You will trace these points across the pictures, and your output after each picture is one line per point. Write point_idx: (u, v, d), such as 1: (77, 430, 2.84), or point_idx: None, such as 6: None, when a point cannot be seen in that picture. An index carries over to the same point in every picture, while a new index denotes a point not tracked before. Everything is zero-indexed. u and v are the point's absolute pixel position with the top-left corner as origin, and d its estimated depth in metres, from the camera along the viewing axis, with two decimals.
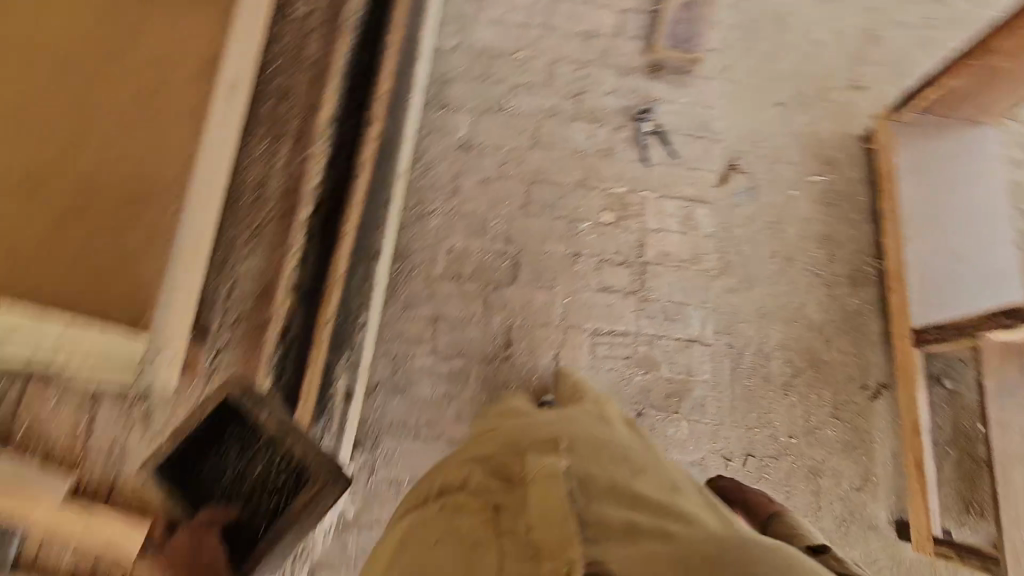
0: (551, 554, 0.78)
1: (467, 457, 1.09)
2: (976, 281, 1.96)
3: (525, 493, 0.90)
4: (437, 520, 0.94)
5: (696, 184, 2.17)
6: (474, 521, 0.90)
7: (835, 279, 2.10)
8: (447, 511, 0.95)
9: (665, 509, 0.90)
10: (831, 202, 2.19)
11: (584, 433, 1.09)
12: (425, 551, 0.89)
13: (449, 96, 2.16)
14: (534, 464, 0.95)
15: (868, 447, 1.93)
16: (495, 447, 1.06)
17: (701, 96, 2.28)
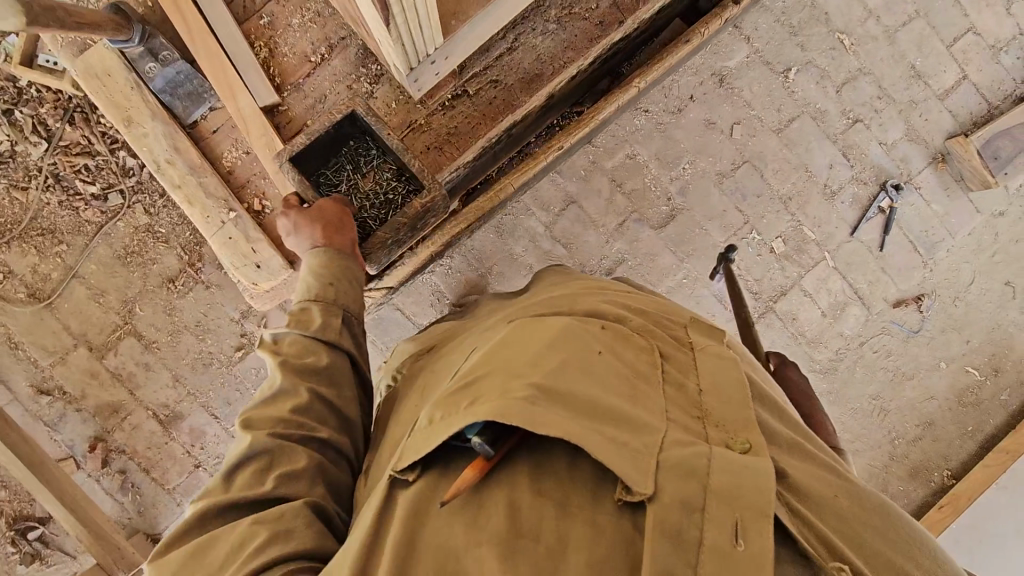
0: (737, 452, 0.62)
1: (612, 297, 0.86)
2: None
3: (707, 380, 0.72)
4: (591, 334, 0.73)
5: (872, 286, 2.02)
6: (638, 371, 0.72)
7: (898, 455, 2.05)
8: (611, 339, 0.74)
9: (838, 470, 0.71)
10: (960, 397, 2.06)
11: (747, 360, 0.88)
12: (581, 357, 0.70)
13: (749, 20, 1.91)
14: (715, 353, 0.76)
15: None
16: (660, 315, 0.84)
17: (951, 217, 2.04)
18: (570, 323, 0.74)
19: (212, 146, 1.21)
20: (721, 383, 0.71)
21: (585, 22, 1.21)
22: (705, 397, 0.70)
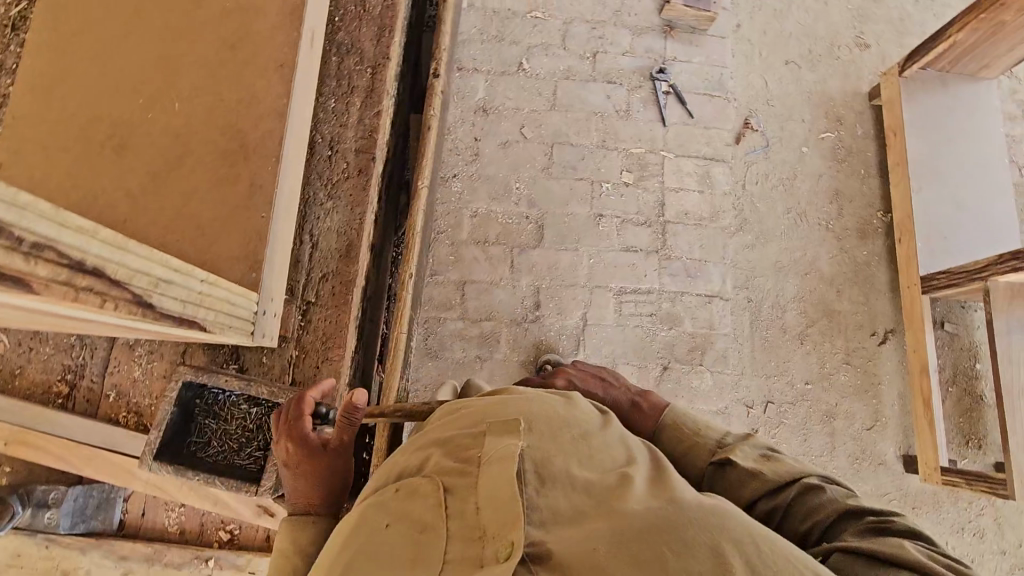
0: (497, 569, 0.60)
1: (417, 438, 0.84)
2: (990, 217, 2.09)
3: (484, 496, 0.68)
4: (381, 512, 0.72)
5: (712, 144, 2.22)
6: (425, 522, 0.69)
7: (844, 233, 2.21)
8: (401, 502, 0.72)
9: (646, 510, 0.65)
10: (839, 159, 2.28)
11: (570, 412, 0.81)
12: (364, 549, 0.68)
13: (465, 58, 2.14)
14: (496, 456, 0.72)
15: (879, 390, 2.06)
16: (458, 429, 0.79)
17: (714, 57, 2.30)
18: (366, 506, 0.74)
19: (154, 523, 1.18)
20: (498, 494, 0.68)
21: (353, 158, 1.06)
22: (483, 514, 0.67)
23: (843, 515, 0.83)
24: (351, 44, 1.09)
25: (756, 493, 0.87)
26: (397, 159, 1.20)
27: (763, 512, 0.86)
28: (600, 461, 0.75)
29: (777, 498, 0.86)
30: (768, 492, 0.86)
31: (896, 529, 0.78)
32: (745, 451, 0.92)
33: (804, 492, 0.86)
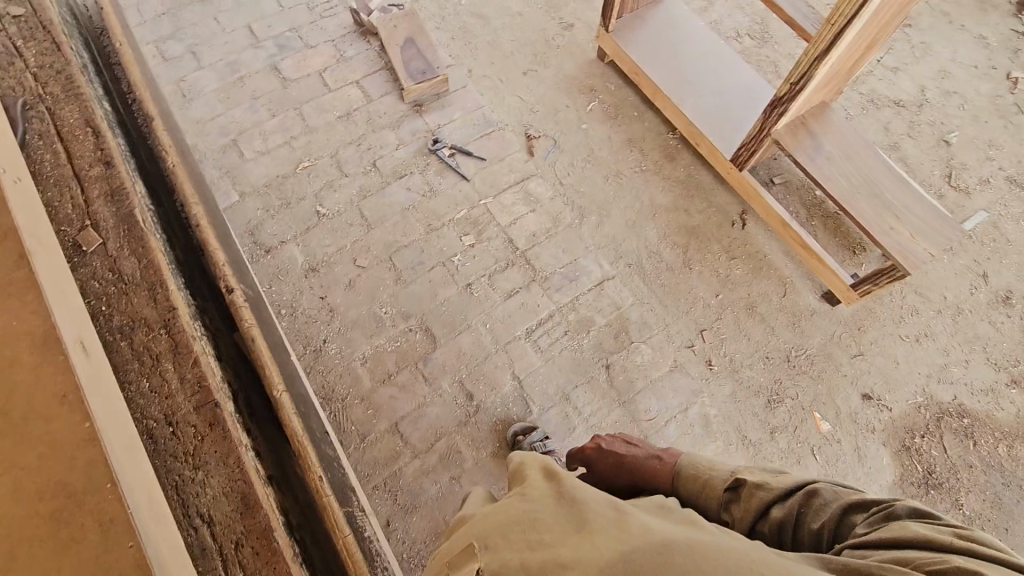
0: None
1: None
2: (745, 90, 2.40)
3: None
4: None
5: (514, 168, 2.37)
6: None
7: (658, 165, 2.43)
8: None
9: (606, 554, 0.75)
10: (613, 115, 2.54)
11: (529, 503, 0.92)
12: None
13: (268, 238, 2.14)
14: None
15: (768, 261, 2.26)
16: None
17: (467, 104, 2.49)
18: None
19: None
20: None
21: (196, 416, 0.98)
22: None
23: (850, 509, 0.97)
24: (132, 317, 1.04)
25: (767, 500, 1.04)
26: (241, 381, 1.16)
27: (779, 519, 1.02)
28: (559, 526, 0.85)
29: (790, 506, 1.03)
30: (780, 500, 1.03)
31: (896, 510, 0.91)
32: (758, 473, 1.13)
33: (811, 496, 1.02)
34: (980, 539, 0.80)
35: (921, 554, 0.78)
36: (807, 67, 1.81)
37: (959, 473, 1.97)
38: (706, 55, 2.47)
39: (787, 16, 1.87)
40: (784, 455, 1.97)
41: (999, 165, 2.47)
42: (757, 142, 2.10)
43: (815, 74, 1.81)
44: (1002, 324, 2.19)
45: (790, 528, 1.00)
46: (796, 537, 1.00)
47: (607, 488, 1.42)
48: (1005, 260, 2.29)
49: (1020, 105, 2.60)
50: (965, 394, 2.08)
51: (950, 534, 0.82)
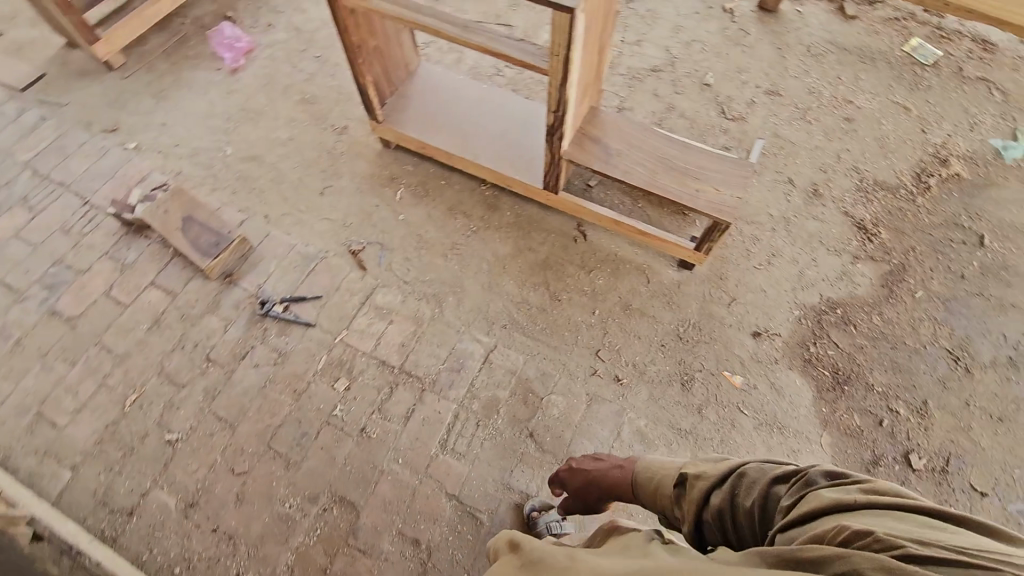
0: None
1: None
2: (523, 120, 2.47)
3: None
4: None
5: (354, 290, 2.25)
6: None
7: (486, 219, 2.41)
8: None
9: None
10: (424, 192, 2.48)
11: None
12: None
13: (125, 499, 1.86)
14: None
15: (621, 258, 2.32)
16: None
17: (278, 250, 2.33)
18: None
19: None
20: None
21: None
22: None
23: (774, 482, 0.98)
24: None
25: (706, 490, 1.06)
26: None
27: (717, 507, 1.03)
28: None
29: (723, 490, 1.04)
30: (714, 487, 1.05)
31: (812, 476, 0.93)
32: (699, 461, 1.14)
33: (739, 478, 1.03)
34: (886, 493, 0.84)
35: (837, 521, 0.81)
36: (558, 97, 1.79)
37: (857, 359, 2.14)
38: (478, 104, 2.51)
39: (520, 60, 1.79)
40: (720, 425, 2.03)
41: (755, 84, 2.75)
42: (556, 168, 2.11)
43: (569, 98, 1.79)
44: (823, 215, 2.42)
45: (728, 514, 1.01)
46: (735, 522, 1.01)
47: (590, 499, 1.51)
48: (799, 160, 2.54)
49: (745, 28, 2.93)
50: (827, 288, 2.27)
51: (860, 492, 0.86)
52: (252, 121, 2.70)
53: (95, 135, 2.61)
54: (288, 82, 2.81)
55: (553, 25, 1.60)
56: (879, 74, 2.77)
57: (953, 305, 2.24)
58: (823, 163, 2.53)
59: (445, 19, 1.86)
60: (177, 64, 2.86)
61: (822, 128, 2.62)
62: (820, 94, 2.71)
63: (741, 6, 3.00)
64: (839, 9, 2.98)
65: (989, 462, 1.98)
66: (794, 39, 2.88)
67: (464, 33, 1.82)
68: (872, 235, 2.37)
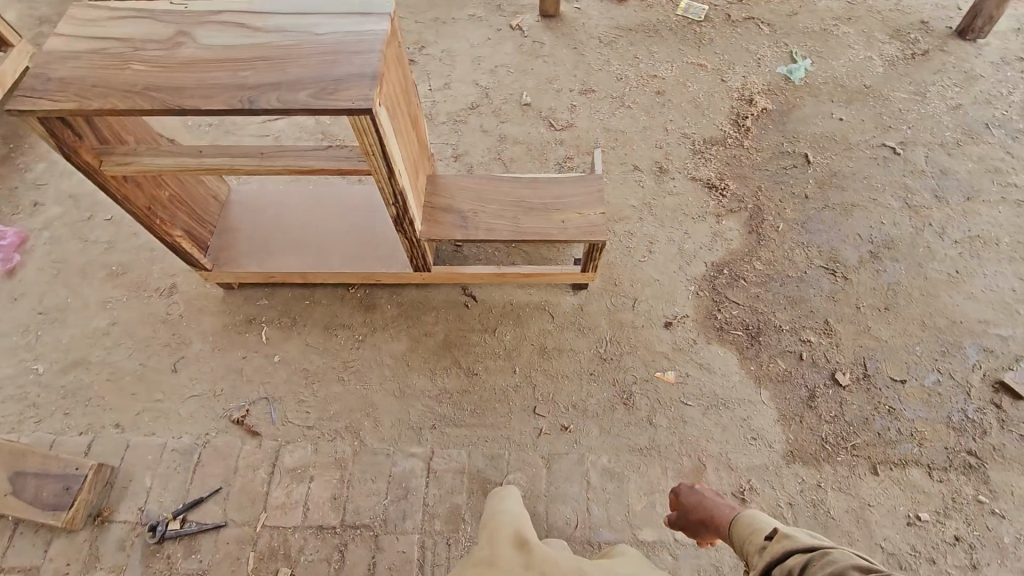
0: None
1: None
2: (364, 206, 2.29)
3: None
4: None
5: (255, 462, 1.96)
6: None
7: (369, 322, 2.22)
8: None
9: None
10: (291, 321, 2.23)
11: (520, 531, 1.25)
12: None
13: None
14: None
15: (518, 305, 2.24)
16: None
17: (149, 457, 1.97)
18: None
19: None
20: None
21: None
22: None
23: (851, 567, 1.06)
24: None
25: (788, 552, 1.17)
26: None
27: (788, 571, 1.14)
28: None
29: (802, 559, 1.14)
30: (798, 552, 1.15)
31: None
32: (795, 528, 1.23)
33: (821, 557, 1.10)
34: None
35: None
36: (392, 189, 1.65)
37: (760, 308, 2.21)
38: (310, 207, 2.28)
39: (334, 168, 1.61)
40: (674, 426, 2.01)
41: (569, 88, 2.81)
42: (419, 251, 1.96)
43: (403, 187, 1.65)
44: (677, 187, 2.49)
45: None
46: None
47: (687, 523, 1.63)
48: (635, 145, 2.62)
49: (537, 39, 2.98)
50: (708, 254, 2.33)
51: None
52: (59, 322, 2.28)
53: None
54: (87, 261, 2.43)
55: (356, 128, 1.45)
56: (667, 42, 2.96)
57: (811, 225, 2.39)
58: (657, 139, 2.63)
59: (233, 150, 1.62)
60: None
61: (642, 108, 2.73)
62: (628, 78, 2.83)
63: (526, 20, 3.07)
64: None
65: (897, 351, 2.14)
66: (584, 35, 3.00)
67: (264, 160, 1.60)
68: (723, 189, 2.47)
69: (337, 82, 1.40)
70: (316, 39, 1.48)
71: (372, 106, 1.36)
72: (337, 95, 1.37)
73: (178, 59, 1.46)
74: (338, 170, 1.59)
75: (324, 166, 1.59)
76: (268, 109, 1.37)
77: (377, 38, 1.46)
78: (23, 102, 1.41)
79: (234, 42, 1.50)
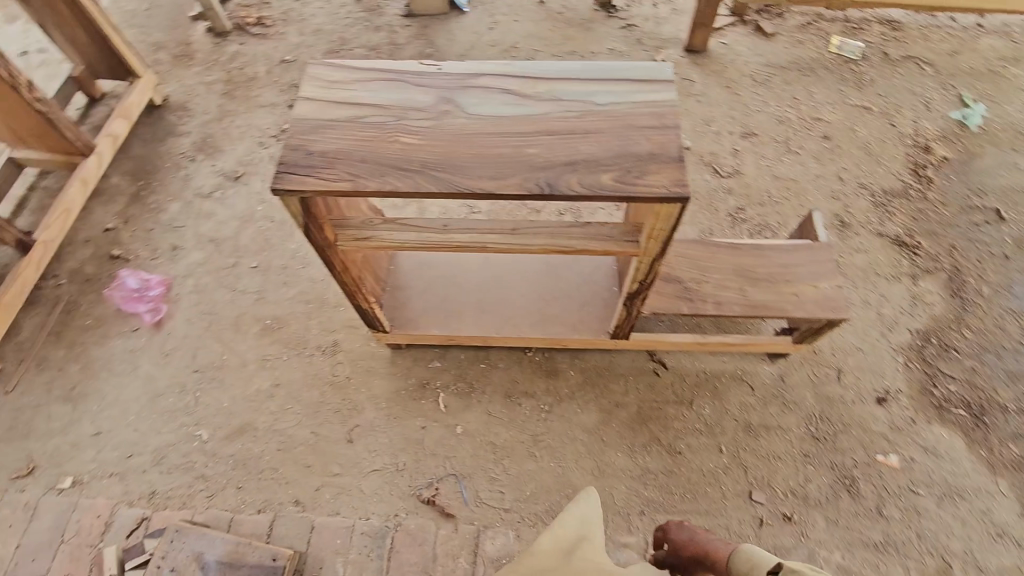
0: None
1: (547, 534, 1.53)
2: (544, 262, 2.13)
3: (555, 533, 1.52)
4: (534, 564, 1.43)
5: (453, 550, 1.82)
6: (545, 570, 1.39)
7: (553, 391, 2.09)
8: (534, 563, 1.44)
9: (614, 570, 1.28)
10: (469, 387, 2.11)
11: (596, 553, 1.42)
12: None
13: None
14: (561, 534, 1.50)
15: (713, 375, 2.10)
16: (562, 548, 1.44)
17: (337, 540, 1.84)
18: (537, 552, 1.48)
19: None
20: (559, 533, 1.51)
21: None
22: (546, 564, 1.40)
23: None
24: None
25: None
26: None
27: None
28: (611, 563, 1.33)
29: None
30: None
31: None
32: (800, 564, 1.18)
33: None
34: None
35: None
36: (650, 268, 1.51)
37: (979, 384, 2.04)
38: (487, 262, 2.13)
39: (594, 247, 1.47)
40: (907, 519, 1.83)
41: (729, 131, 2.70)
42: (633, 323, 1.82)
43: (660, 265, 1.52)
44: (863, 243, 2.34)
45: None
46: None
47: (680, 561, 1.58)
48: (809, 195, 2.48)
49: (688, 77, 2.89)
50: (910, 320, 2.16)
51: None
52: (218, 382, 2.16)
53: (10, 491, 1.96)
54: (235, 312, 2.32)
55: (650, 212, 1.32)
56: (826, 82, 2.82)
57: (1017, 288, 2.22)
58: (832, 189, 2.48)
59: (480, 224, 1.50)
60: (79, 346, 2.25)
61: (810, 154, 2.59)
62: (790, 121, 2.70)
63: (671, 55, 2.97)
64: (757, 29, 3.03)
65: None
66: (736, 72, 2.89)
67: (517, 237, 1.47)
68: (915, 247, 2.31)
69: (640, 163, 1.26)
70: (600, 110, 1.34)
71: (690, 196, 1.22)
72: (647, 180, 1.24)
73: (450, 131, 1.33)
74: (601, 249, 1.45)
75: (587, 244, 1.45)
76: (571, 194, 1.23)
77: (673, 113, 1.33)
78: (291, 179, 1.28)
79: (508, 111, 1.35)
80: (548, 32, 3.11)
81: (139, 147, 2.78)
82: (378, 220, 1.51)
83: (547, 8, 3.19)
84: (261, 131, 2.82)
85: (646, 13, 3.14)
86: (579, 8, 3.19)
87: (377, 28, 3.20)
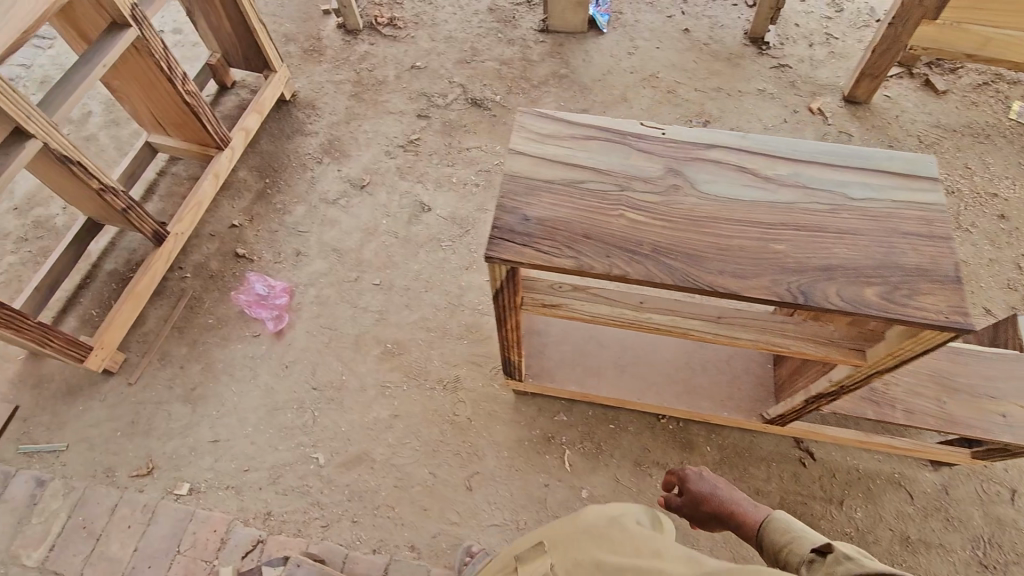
0: None
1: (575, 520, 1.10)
2: None
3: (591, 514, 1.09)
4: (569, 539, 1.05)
5: None
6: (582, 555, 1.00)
7: (688, 466, 1.96)
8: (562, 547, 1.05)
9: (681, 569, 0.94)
10: (597, 448, 1.99)
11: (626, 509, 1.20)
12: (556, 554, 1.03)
13: None
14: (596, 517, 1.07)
15: (867, 474, 1.94)
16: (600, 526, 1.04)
17: None
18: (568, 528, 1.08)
19: None
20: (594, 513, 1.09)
21: None
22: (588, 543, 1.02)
23: None
24: None
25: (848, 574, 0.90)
26: None
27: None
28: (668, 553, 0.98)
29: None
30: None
31: None
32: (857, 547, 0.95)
33: None
34: None
35: None
36: (864, 377, 1.35)
37: None
38: None
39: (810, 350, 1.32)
40: None
41: None
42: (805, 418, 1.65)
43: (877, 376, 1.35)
44: None
45: None
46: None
47: (700, 518, 1.48)
48: (982, 281, 2.25)
49: (845, 130, 2.71)
50: None
51: None
52: (336, 404, 2.10)
53: (128, 488, 1.95)
54: (356, 330, 2.26)
55: (903, 332, 1.16)
56: (1003, 153, 2.58)
57: None
58: (1007, 278, 2.26)
59: (679, 305, 1.36)
60: (200, 344, 2.23)
61: (984, 234, 2.36)
62: (961, 193, 2.47)
63: (828, 103, 2.78)
64: (926, 84, 2.82)
65: None
66: (901, 131, 2.69)
67: (721, 327, 1.33)
68: None
69: (910, 279, 1.10)
70: (856, 206, 1.19)
71: (973, 328, 1.06)
72: (920, 302, 1.08)
73: (681, 211, 1.19)
74: (821, 355, 1.30)
75: (806, 347, 1.29)
76: (829, 307, 1.08)
77: (943, 221, 1.16)
78: (508, 247, 1.16)
79: (750, 196, 1.21)
80: (693, 64, 2.95)
81: (267, 142, 2.74)
82: (567, 287, 1.39)
83: (692, 38, 3.03)
84: (390, 139, 2.76)
85: (800, 54, 2.95)
86: (728, 40, 3.01)
87: (510, 41, 3.09)
